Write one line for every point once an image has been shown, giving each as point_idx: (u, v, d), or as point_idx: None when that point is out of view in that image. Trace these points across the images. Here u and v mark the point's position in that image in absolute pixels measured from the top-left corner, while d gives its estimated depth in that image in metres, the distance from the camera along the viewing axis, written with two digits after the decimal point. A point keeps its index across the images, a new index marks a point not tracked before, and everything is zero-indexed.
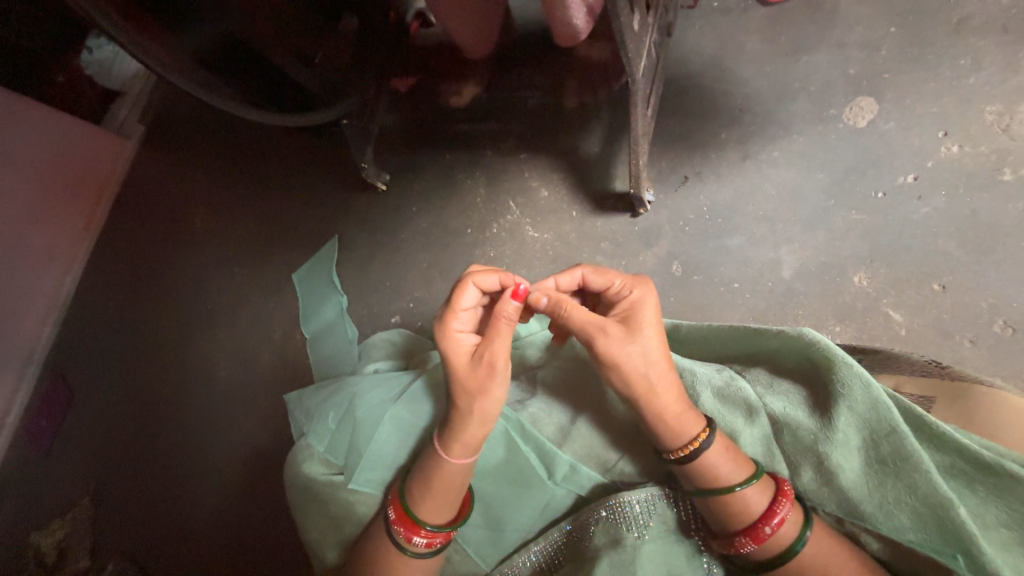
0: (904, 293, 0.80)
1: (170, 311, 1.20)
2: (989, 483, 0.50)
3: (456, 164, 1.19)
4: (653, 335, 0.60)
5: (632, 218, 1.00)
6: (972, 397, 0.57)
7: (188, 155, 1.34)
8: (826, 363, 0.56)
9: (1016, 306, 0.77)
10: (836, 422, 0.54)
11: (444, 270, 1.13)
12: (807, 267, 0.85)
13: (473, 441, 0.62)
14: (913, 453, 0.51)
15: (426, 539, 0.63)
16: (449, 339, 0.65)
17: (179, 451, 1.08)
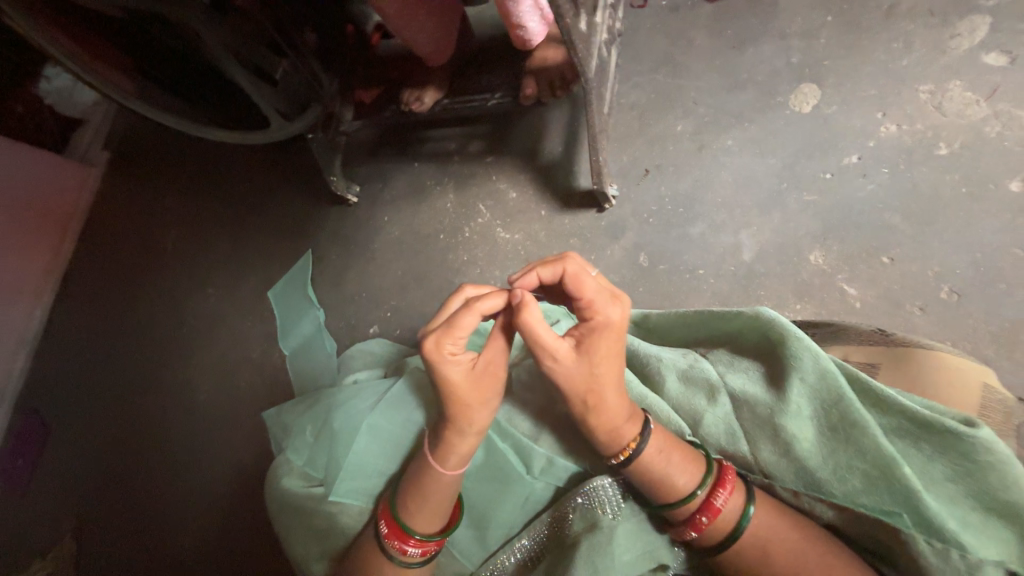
0: (857, 267, 0.84)
1: (147, 337, 1.18)
2: (931, 440, 0.53)
3: (424, 173, 1.22)
4: (606, 363, 0.57)
5: (598, 213, 1.03)
6: (914, 361, 0.61)
7: (154, 178, 1.32)
8: (780, 340, 0.59)
9: (960, 272, 0.80)
10: (790, 394, 0.57)
11: (418, 277, 1.15)
12: (766, 249, 0.88)
13: (469, 451, 0.63)
14: (858, 415, 0.53)
15: (419, 548, 0.63)
16: (446, 365, 0.59)
17: (162, 478, 1.06)
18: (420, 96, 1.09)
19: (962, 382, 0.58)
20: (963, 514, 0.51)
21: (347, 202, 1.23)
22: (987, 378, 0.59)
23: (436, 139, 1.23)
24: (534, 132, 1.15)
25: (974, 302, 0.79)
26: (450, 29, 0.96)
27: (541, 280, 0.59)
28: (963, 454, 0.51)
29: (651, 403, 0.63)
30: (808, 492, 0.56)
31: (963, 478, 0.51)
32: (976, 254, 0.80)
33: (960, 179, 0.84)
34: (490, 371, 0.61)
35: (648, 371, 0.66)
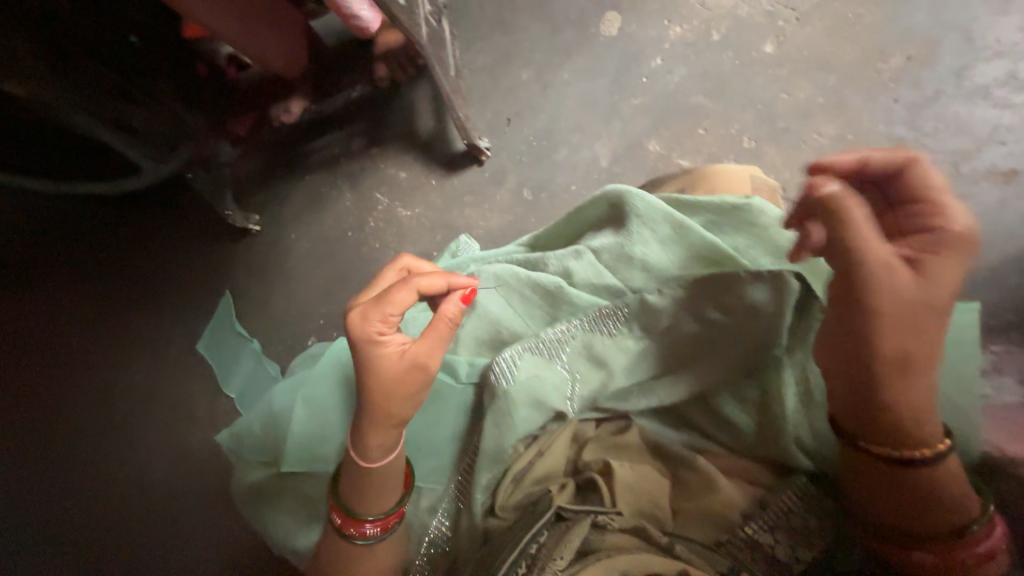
0: (686, 145, 1.05)
1: (81, 430, 1.13)
2: (729, 222, 0.70)
3: (316, 181, 1.29)
4: (879, 251, 0.51)
5: (480, 167, 1.17)
6: (708, 177, 0.80)
7: (32, 272, 1.24)
8: (620, 198, 0.74)
9: (757, 125, 1.03)
10: (630, 230, 0.72)
11: (341, 278, 1.23)
12: (617, 152, 1.08)
13: (388, 442, 0.65)
14: (682, 220, 0.69)
15: (380, 525, 0.66)
16: (372, 347, 0.65)
17: (148, 546, 1.05)
18: (287, 107, 1.14)
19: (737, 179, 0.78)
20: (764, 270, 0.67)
21: (251, 232, 1.28)
22: (755, 173, 0.80)
23: (318, 148, 1.30)
24: (404, 116, 1.26)
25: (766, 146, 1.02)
26: (298, 33, 1.06)
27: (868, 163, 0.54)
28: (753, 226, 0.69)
29: (531, 277, 0.76)
30: (664, 286, 0.67)
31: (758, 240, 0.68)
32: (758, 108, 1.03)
33: (733, 56, 1.06)
34: (415, 358, 0.64)
35: (535, 263, 0.79)
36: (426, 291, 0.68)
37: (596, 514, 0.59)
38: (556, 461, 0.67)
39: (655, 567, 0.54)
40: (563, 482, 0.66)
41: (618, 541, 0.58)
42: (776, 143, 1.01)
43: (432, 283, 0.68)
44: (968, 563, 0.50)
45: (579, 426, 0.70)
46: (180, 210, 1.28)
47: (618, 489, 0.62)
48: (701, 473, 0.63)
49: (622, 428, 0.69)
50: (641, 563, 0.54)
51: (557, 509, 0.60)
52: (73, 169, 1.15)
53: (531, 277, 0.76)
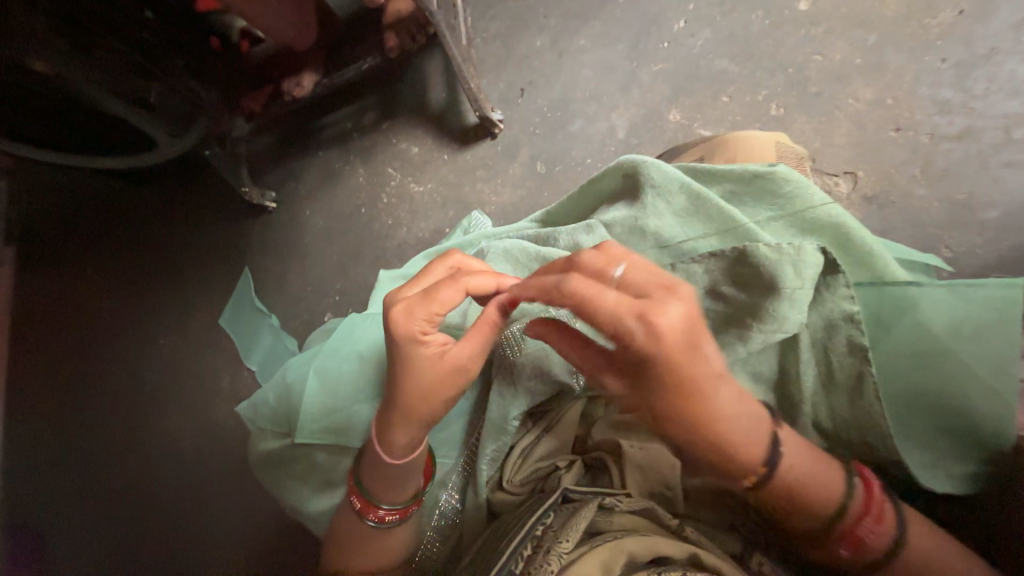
0: (707, 114, 1.00)
1: (115, 399, 1.19)
2: (752, 192, 0.66)
3: (329, 156, 1.29)
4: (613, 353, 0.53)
5: (493, 140, 1.14)
6: (726, 144, 0.76)
7: (65, 249, 1.28)
8: (634, 168, 0.71)
9: (787, 92, 0.98)
10: (645, 201, 0.69)
11: (354, 255, 1.24)
12: (635, 122, 1.04)
13: (413, 438, 0.66)
14: (700, 190, 0.66)
15: (397, 512, 0.68)
16: (416, 345, 0.63)
17: (180, 510, 1.09)
18: (298, 81, 1.15)
19: (757, 146, 0.75)
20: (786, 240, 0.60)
21: (267, 209, 1.29)
22: (779, 139, 0.76)
23: (329, 124, 1.30)
24: (415, 86, 1.25)
25: (797, 112, 0.97)
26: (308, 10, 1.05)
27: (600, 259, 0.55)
28: (777, 196, 0.65)
29: (541, 252, 0.75)
30: (676, 262, 0.63)
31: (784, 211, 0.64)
32: (788, 71, 0.99)
33: (764, 14, 1.01)
34: (454, 364, 0.63)
35: (547, 238, 0.78)
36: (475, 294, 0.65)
37: (604, 497, 0.60)
38: (563, 438, 0.68)
39: (667, 551, 0.55)
40: (571, 459, 0.67)
41: (628, 524, 0.59)
42: (806, 109, 0.96)
43: (483, 285, 0.65)
44: (867, 536, 0.52)
45: (589, 406, 0.68)
46: (200, 186, 1.31)
47: (629, 471, 0.61)
48: None
49: None
50: (652, 546, 0.55)
51: (566, 491, 0.60)
52: (90, 139, 1.14)
53: (541, 251, 0.75)
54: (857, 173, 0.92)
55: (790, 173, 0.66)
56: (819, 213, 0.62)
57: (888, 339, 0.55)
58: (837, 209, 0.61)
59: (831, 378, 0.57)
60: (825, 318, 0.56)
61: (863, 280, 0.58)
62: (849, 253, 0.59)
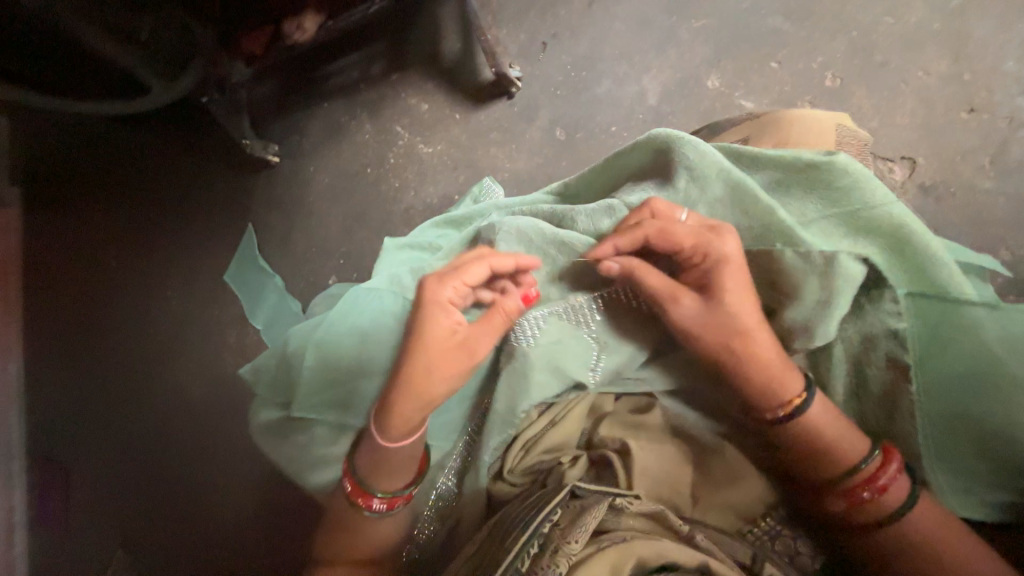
0: (753, 80, 1.03)
1: (127, 351, 1.17)
2: (798, 183, 0.61)
3: (334, 109, 1.21)
4: (739, 309, 0.60)
5: (510, 101, 1.11)
6: (772, 124, 0.71)
7: (67, 194, 1.22)
8: (668, 147, 0.65)
9: (840, 59, 1.02)
10: (676, 185, 0.65)
11: (360, 218, 1.18)
12: (667, 87, 1.05)
13: (416, 416, 0.65)
14: (741, 179, 0.61)
15: (385, 504, 0.67)
16: (435, 312, 0.65)
17: (201, 462, 1.12)
18: (299, 23, 1.03)
19: (804, 126, 0.69)
20: (835, 241, 0.58)
21: (270, 163, 1.22)
22: (841, 121, 0.70)
23: (335, 72, 1.21)
24: (428, 37, 1.18)
25: (853, 83, 1.01)
26: None
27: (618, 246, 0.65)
28: (828, 187, 0.60)
29: (559, 236, 0.70)
30: None
31: (831, 207, 0.60)
32: (852, 35, 1.02)
33: None
34: (467, 343, 0.65)
35: (563, 220, 0.73)
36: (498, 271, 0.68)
37: (614, 496, 0.57)
38: (570, 432, 0.67)
39: (676, 556, 0.53)
40: (576, 454, 0.65)
41: (636, 525, 0.57)
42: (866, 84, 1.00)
43: (506, 262, 0.68)
44: (867, 499, 0.57)
45: (596, 399, 0.69)
46: (200, 135, 1.23)
47: (634, 472, 0.61)
48: (725, 463, 0.63)
49: (644, 406, 0.68)
50: (662, 552, 0.53)
51: (573, 487, 0.58)
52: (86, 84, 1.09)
53: (556, 233, 0.70)
54: (915, 159, 0.97)
55: (847, 161, 0.59)
56: (873, 211, 0.58)
57: (933, 354, 0.57)
58: (893, 208, 0.58)
59: (864, 387, 0.61)
60: (863, 334, 0.59)
61: (916, 290, 0.57)
62: (903, 257, 0.57)
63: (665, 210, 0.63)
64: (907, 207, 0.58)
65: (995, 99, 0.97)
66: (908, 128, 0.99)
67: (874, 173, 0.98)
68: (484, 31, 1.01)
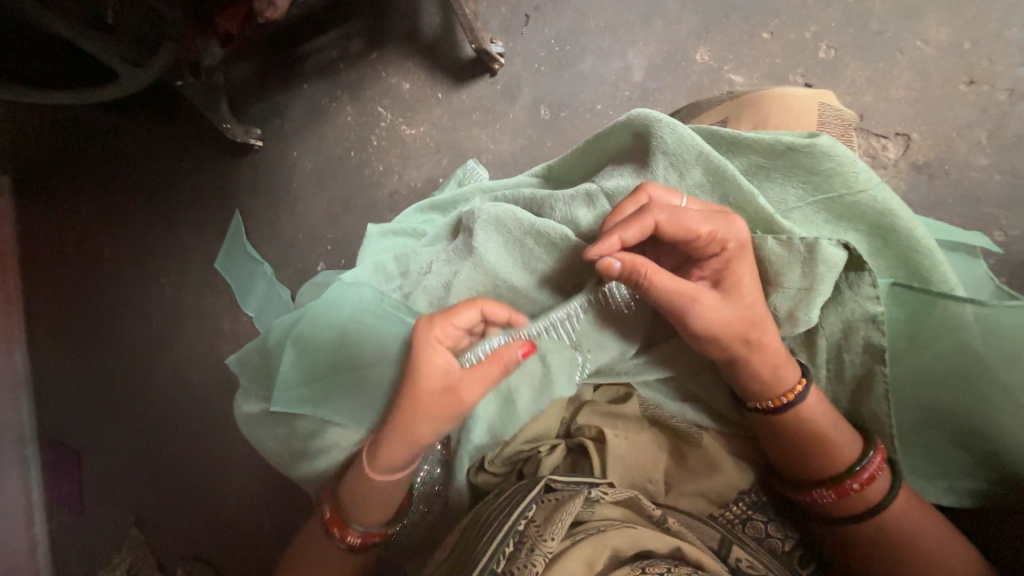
0: (742, 53, 1.01)
1: (116, 342, 1.13)
2: (780, 167, 0.59)
3: (313, 90, 1.17)
4: (752, 291, 0.57)
5: (492, 78, 1.10)
6: (758, 102, 0.68)
7: (55, 181, 1.19)
8: (646, 130, 0.62)
9: (835, 29, 0.99)
10: (654, 171, 0.62)
11: (345, 203, 1.15)
12: (653, 62, 1.04)
13: (401, 461, 0.64)
14: (719, 164, 0.59)
15: (360, 538, 0.69)
16: (426, 356, 0.61)
17: (197, 453, 1.07)
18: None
19: (789, 108, 0.66)
20: (816, 228, 0.58)
21: (254, 148, 1.18)
22: (825, 100, 0.67)
23: (312, 51, 1.17)
24: (405, 13, 1.14)
25: (848, 54, 0.98)
26: None
27: (625, 239, 0.56)
28: (810, 171, 0.57)
29: (537, 226, 0.69)
30: None
31: (813, 193, 0.58)
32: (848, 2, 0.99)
33: None
34: (455, 390, 0.61)
35: (543, 208, 0.71)
36: (489, 318, 0.64)
37: (590, 487, 0.58)
38: (549, 420, 0.69)
39: (650, 544, 0.54)
40: (553, 444, 0.67)
41: (612, 515, 0.58)
42: (861, 55, 0.97)
43: (500, 310, 0.65)
44: (854, 489, 0.57)
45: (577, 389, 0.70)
46: (181, 121, 1.20)
47: (610, 460, 0.63)
48: (701, 450, 0.64)
49: (623, 396, 0.69)
50: (637, 540, 0.54)
51: (549, 481, 0.58)
52: (53, 68, 1.04)
53: (535, 223, 0.69)
54: (910, 136, 0.94)
55: (832, 143, 0.56)
56: (855, 199, 0.56)
57: (911, 347, 0.57)
58: (879, 194, 0.56)
59: (840, 374, 0.60)
60: (843, 321, 0.57)
61: (896, 279, 0.57)
62: (888, 244, 0.57)
63: (665, 194, 0.58)
64: (891, 191, 0.56)
65: (996, 69, 0.93)
66: (898, 98, 0.96)
67: (868, 151, 0.95)
68: (464, 4, 0.97)
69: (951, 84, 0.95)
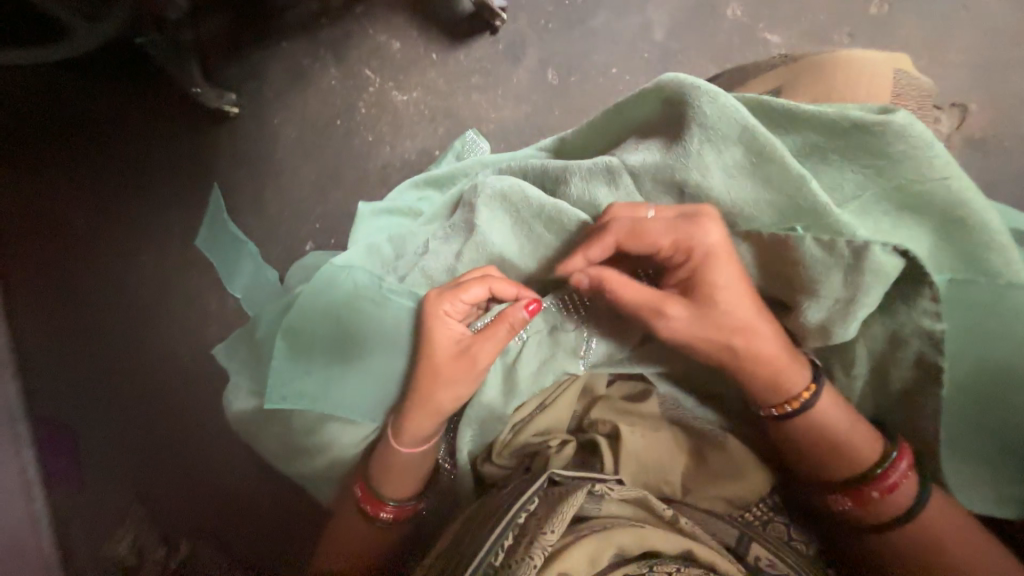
0: (777, 8, 0.93)
1: None
2: (838, 149, 0.53)
3: (293, 49, 1.06)
4: (734, 296, 0.55)
5: (492, 36, 1.00)
6: (810, 69, 0.61)
7: None
8: (684, 100, 0.55)
9: None
10: (691, 147, 0.55)
11: (334, 177, 1.05)
12: (675, 20, 0.96)
13: (428, 433, 0.64)
14: (767, 142, 0.52)
15: (394, 513, 0.67)
16: (434, 325, 0.63)
17: None
18: None
19: (847, 81, 0.59)
20: (874, 219, 0.52)
21: (229, 115, 1.06)
22: (898, 65, 0.60)
23: (289, 5, 1.06)
24: None
25: (900, 10, 0.90)
26: None
27: (590, 258, 0.59)
28: (876, 153, 0.51)
29: (547, 207, 0.62)
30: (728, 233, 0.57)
31: (874, 179, 0.52)
32: None
33: None
34: (466, 352, 0.61)
35: (556, 185, 0.64)
36: (497, 296, 0.62)
37: (594, 483, 0.54)
38: (561, 415, 0.64)
39: (659, 544, 0.51)
40: (565, 439, 0.62)
41: (619, 511, 0.55)
42: (916, 9, 0.90)
43: (508, 288, 0.63)
44: (875, 496, 0.56)
45: (591, 379, 0.66)
46: (147, 87, 1.07)
47: (624, 458, 0.59)
48: (726, 454, 0.61)
49: (640, 393, 0.65)
50: (643, 539, 0.51)
51: (551, 474, 0.55)
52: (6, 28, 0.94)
53: (547, 202, 0.62)
54: (967, 108, 0.87)
55: (908, 120, 0.50)
56: (926, 186, 0.50)
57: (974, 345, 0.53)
58: (949, 181, 0.50)
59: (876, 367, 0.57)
60: (897, 327, 0.54)
61: (959, 277, 0.53)
62: (954, 238, 0.52)
63: (628, 213, 0.58)
64: (968, 178, 0.50)
65: None
66: (937, 63, 0.89)
67: None
68: None
69: (1006, 48, 0.88)
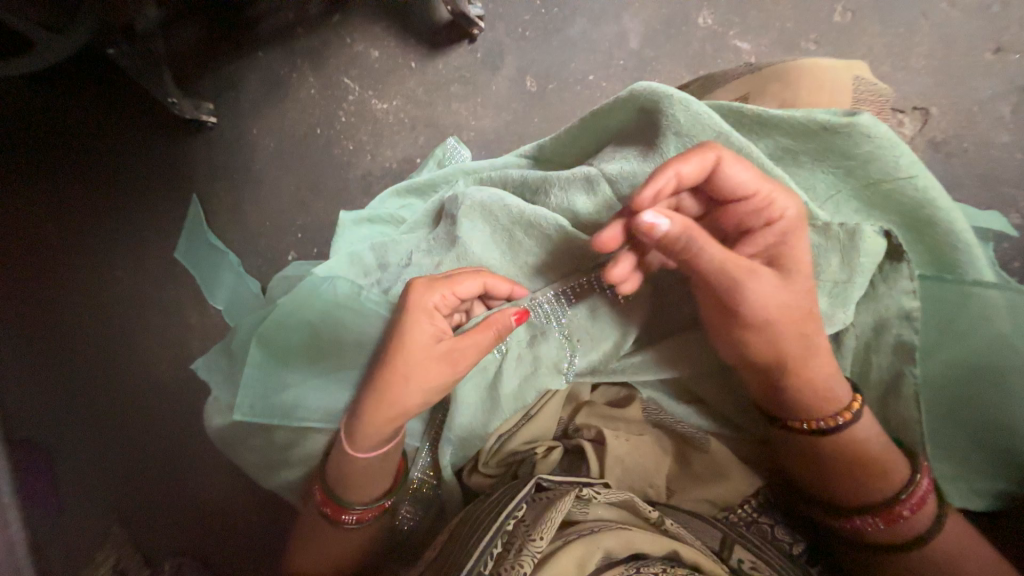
0: (748, 16, 0.96)
1: None
2: (809, 151, 0.54)
3: (270, 59, 1.05)
4: (805, 273, 0.54)
5: (471, 45, 1.00)
6: (780, 76, 0.63)
7: None
8: (656, 108, 0.56)
9: None
10: (666, 154, 0.56)
11: (314, 187, 1.04)
12: (650, 27, 0.97)
13: (389, 436, 0.62)
14: (741, 147, 0.54)
15: (357, 515, 0.65)
16: (418, 321, 0.59)
17: None
18: None
19: (817, 88, 0.60)
20: (846, 217, 0.55)
21: (205, 125, 1.05)
22: (855, 72, 0.62)
23: (264, 14, 1.05)
24: None
25: (864, 16, 0.93)
26: None
27: (682, 175, 0.51)
28: (844, 154, 0.53)
29: (528, 215, 0.62)
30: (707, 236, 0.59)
31: (845, 179, 0.54)
32: None
33: None
34: (444, 354, 0.59)
35: (535, 192, 0.64)
36: (490, 291, 0.62)
37: (581, 486, 0.55)
38: (547, 423, 0.65)
39: (645, 547, 0.51)
40: (551, 444, 0.63)
41: (606, 515, 0.55)
42: (879, 18, 0.93)
43: (503, 285, 0.63)
44: (904, 515, 0.55)
45: (576, 388, 0.67)
46: (117, 96, 1.05)
47: (608, 461, 0.60)
48: (709, 458, 0.62)
49: (624, 398, 0.66)
50: (630, 542, 0.51)
51: (539, 479, 0.55)
52: None
53: (524, 210, 0.62)
54: (928, 111, 0.91)
55: (872, 122, 0.51)
56: (893, 186, 0.53)
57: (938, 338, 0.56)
58: (916, 182, 0.52)
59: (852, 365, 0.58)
60: (876, 317, 0.57)
61: (928, 271, 0.55)
62: (922, 236, 0.54)
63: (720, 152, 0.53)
64: (933, 177, 0.52)
65: None
66: (901, 68, 0.92)
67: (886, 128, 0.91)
68: None
69: (966, 52, 0.91)
